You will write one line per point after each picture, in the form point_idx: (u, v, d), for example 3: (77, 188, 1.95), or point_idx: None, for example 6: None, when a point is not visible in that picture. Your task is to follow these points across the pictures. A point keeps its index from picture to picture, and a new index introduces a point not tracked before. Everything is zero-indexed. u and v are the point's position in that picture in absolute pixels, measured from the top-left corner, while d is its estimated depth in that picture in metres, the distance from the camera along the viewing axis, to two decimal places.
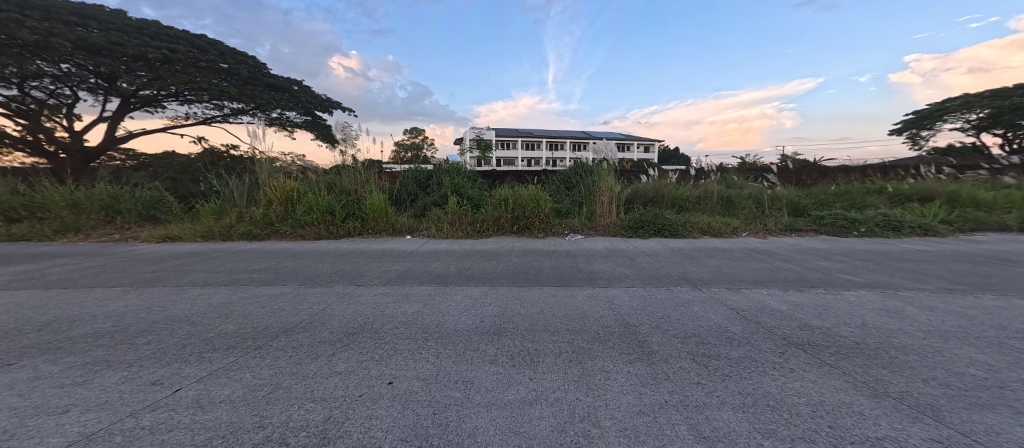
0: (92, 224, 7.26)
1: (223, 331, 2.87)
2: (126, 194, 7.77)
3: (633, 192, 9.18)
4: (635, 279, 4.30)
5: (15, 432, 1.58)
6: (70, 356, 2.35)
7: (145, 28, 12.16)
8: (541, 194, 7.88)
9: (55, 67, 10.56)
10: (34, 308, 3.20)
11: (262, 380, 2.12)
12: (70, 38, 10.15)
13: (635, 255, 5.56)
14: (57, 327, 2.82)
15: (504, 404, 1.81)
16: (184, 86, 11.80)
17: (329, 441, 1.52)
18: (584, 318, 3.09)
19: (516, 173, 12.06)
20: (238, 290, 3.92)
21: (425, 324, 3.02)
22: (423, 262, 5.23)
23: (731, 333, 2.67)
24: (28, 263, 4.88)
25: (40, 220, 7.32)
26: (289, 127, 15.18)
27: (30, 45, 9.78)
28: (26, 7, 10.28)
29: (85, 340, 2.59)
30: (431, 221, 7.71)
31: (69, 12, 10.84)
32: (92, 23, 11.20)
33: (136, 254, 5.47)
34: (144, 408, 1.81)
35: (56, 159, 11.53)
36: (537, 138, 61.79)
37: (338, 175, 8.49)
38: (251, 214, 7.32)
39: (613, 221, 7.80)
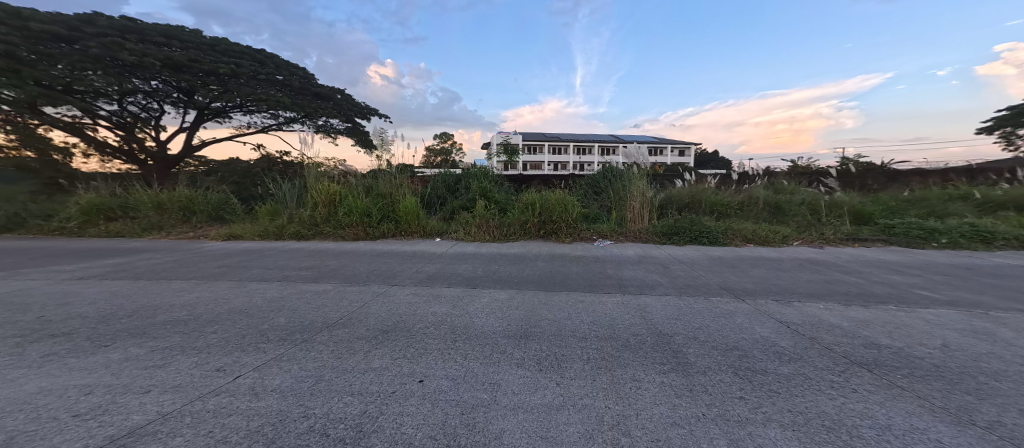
0: (170, 222, 8.15)
1: (275, 323, 3.13)
2: (199, 197, 8.67)
3: (665, 197, 8.90)
4: (670, 287, 4.17)
5: (108, 407, 1.83)
6: (153, 341, 2.67)
7: (217, 45, 13.36)
8: (570, 199, 7.86)
9: (146, 84, 12.03)
10: (126, 296, 3.67)
11: (307, 372, 2.30)
12: (158, 58, 11.50)
13: (669, 263, 5.38)
14: (142, 314, 3.21)
15: (529, 407, 1.84)
16: (247, 98, 12.97)
17: (364, 435, 1.62)
18: (614, 325, 3.05)
19: (544, 177, 12.09)
20: (288, 286, 4.26)
21: (454, 325, 3.12)
22: (454, 265, 5.37)
23: (780, 348, 2.53)
24: (120, 257, 5.57)
25: (130, 219, 8.30)
26: (334, 134, 16.20)
27: (128, 65, 11.20)
28: (125, 31, 11.78)
29: (164, 327, 2.93)
30: (459, 225, 7.89)
31: (157, 33, 12.27)
32: (175, 42, 12.46)
33: (206, 251, 6.09)
34: (209, 393, 2.03)
35: (146, 166, 13.13)
36: (566, 142, 61.36)
37: (375, 179, 8.94)
38: (299, 216, 7.87)
39: (645, 227, 7.60)
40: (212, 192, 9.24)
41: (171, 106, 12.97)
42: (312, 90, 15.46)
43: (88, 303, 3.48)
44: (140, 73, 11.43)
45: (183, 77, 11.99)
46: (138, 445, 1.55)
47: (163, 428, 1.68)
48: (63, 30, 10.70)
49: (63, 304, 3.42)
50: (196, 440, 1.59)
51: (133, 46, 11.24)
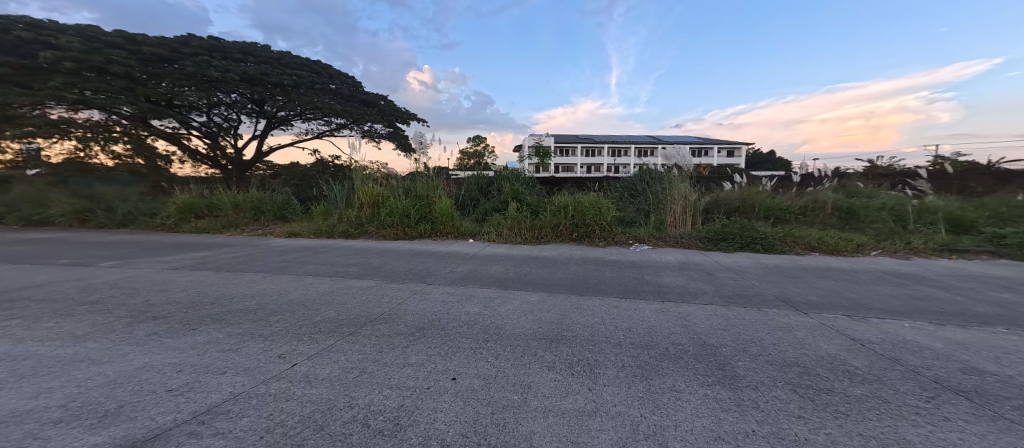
0: (244, 221, 9.06)
1: (327, 316, 3.38)
2: (267, 198, 9.57)
3: (710, 201, 8.43)
4: (716, 296, 3.95)
5: (193, 385, 2.09)
6: (229, 326, 3.00)
7: (282, 58, 14.70)
8: (605, 202, 7.70)
9: (228, 97, 13.50)
10: (209, 285, 4.16)
11: (352, 363, 2.46)
12: (237, 73, 12.86)
13: (715, 271, 5.09)
14: (221, 302, 3.61)
15: (560, 411, 1.84)
16: (307, 106, 14.10)
17: (401, 428, 1.71)
18: (652, 332, 2.96)
19: (576, 180, 11.95)
20: (337, 281, 4.58)
21: (485, 326, 3.18)
22: (487, 266, 5.46)
23: (851, 367, 2.31)
24: (205, 251, 6.29)
25: (214, 217, 9.32)
26: (378, 139, 17.11)
27: (213, 80, 12.62)
28: (212, 49, 13.31)
29: (238, 314, 3.28)
30: (491, 226, 8.00)
31: (235, 50, 13.71)
32: (250, 58, 13.93)
33: (270, 247, 6.71)
34: (271, 378, 2.24)
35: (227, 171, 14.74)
36: (602, 144, 60.01)
37: (414, 181, 9.31)
38: (346, 216, 8.41)
39: (687, 232, 7.27)
40: (276, 193, 10.14)
41: (246, 116, 14.45)
42: (360, 98, 16.43)
43: (181, 290, 3.99)
44: (223, 87, 12.86)
45: (255, 90, 13.30)
46: (214, 422, 1.75)
47: (234, 408, 1.88)
48: (164, 51, 12.31)
49: (161, 290, 3.95)
50: (259, 421, 1.76)
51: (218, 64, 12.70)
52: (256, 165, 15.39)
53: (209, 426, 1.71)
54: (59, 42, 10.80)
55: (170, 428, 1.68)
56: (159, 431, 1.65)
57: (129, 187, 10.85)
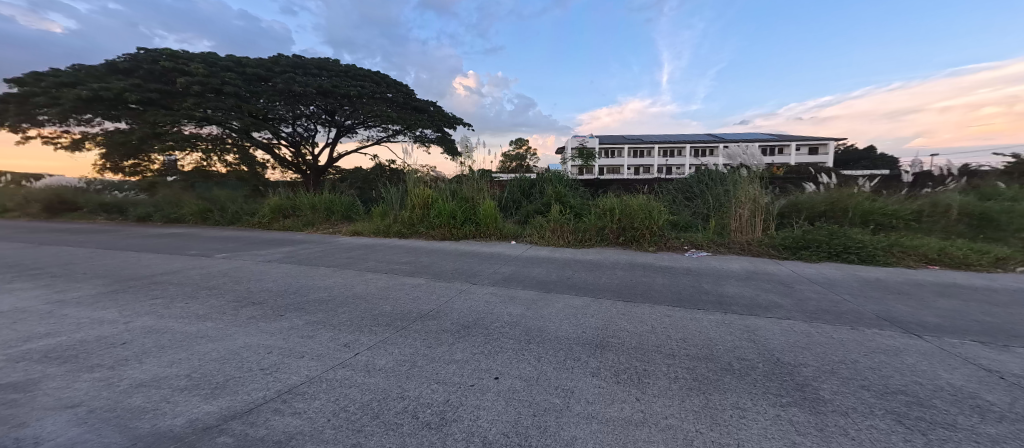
0: (318, 220, 10.03)
1: (383, 310, 3.62)
2: (336, 200, 10.49)
3: (786, 204, 7.66)
4: (792, 311, 3.57)
5: (279, 366, 2.35)
6: (308, 314, 3.35)
7: (350, 71, 16.01)
8: (656, 205, 7.35)
9: (309, 109, 15.06)
10: (291, 277, 4.67)
11: (405, 356, 2.60)
12: (315, 87, 14.29)
13: (793, 282, 4.61)
14: (301, 292, 4.05)
15: (604, 419, 1.79)
16: (370, 115, 15.21)
17: (446, 422, 1.77)
18: (710, 345, 2.76)
19: (623, 181, 11.53)
20: (393, 277, 4.87)
21: (528, 327, 3.19)
22: (530, 268, 5.46)
23: (980, 402, 1.97)
24: (287, 246, 7.06)
25: (296, 217, 10.39)
26: (428, 143, 17.94)
27: (296, 94, 14.14)
28: (296, 67, 14.97)
29: (314, 304, 3.65)
30: (533, 229, 7.98)
31: (312, 66, 15.23)
32: (324, 72, 15.38)
33: (338, 244, 7.34)
34: (339, 364, 2.45)
35: (307, 175, 16.38)
36: (653, 143, 57.17)
37: (460, 184, 9.62)
38: (400, 217, 8.93)
39: (757, 239, 6.67)
40: (344, 195, 11.07)
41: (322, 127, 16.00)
42: (412, 105, 17.34)
43: (270, 280, 4.54)
44: (303, 100, 14.36)
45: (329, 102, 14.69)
46: (293, 401, 1.95)
47: (309, 390, 2.09)
48: (262, 71, 14.13)
49: (256, 279, 4.53)
50: (328, 405, 1.93)
51: (301, 80, 14.25)
52: (329, 171, 16.97)
53: (290, 405, 1.91)
54: (184, 68, 12.89)
55: (260, 403, 1.91)
56: (253, 406, 1.88)
57: (235, 190, 12.51)
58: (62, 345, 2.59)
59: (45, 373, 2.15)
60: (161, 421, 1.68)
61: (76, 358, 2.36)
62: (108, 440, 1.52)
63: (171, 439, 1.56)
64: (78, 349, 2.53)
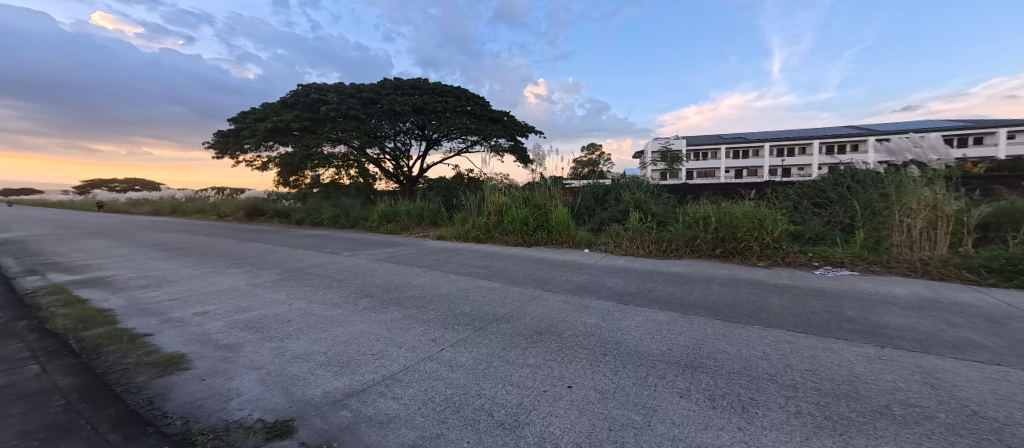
0: (410, 225, 11.20)
1: (464, 310, 3.83)
2: (423, 207, 11.54)
3: (993, 213, 5.96)
4: (1007, 354, 2.71)
5: (384, 353, 2.67)
6: (405, 309, 3.74)
7: (438, 88, 17.46)
8: (767, 212, 6.43)
9: (407, 126, 16.79)
10: (389, 275, 5.29)
11: (482, 356, 2.71)
12: (410, 105, 15.93)
13: (1004, 319, 3.48)
14: (400, 288, 4.55)
15: (694, 443, 1.62)
16: (458, 128, 16.37)
17: (519, 424, 1.79)
18: (849, 381, 2.29)
19: (720, 187, 10.39)
20: (471, 280, 5.15)
21: (604, 338, 3.06)
22: (604, 278, 5.26)
23: None
24: (387, 248, 8.01)
25: (394, 222, 11.71)
26: (502, 153, 18.55)
27: (399, 112, 15.84)
28: (396, 89, 16.92)
29: (410, 300, 4.06)
30: (609, 237, 7.68)
31: (408, 86, 17.04)
32: (417, 91, 17.05)
33: (425, 247, 8.04)
34: (429, 357, 2.67)
35: (404, 185, 18.33)
36: (749, 143, 50.47)
37: (532, 191, 9.73)
38: (478, 223, 9.39)
39: (939, 256, 5.26)
40: (430, 203, 12.09)
41: (415, 141, 17.60)
42: (488, 116, 18.17)
43: (374, 276, 5.21)
44: (403, 117, 16.09)
45: (420, 118, 16.19)
46: (394, 386, 2.19)
47: (406, 377, 2.33)
48: (372, 94, 16.28)
49: (365, 275, 5.25)
50: (419, 394, 2.12)
51: (400, 100, 15.99)
52: (419, 180, 18.71)
53: (391, 390, 2.15)
54: (316, 98, 15.69)
55: (370, 385, 2.20)
56: (365, 386, 2.18)
57: (355, 199, 14.71)
58: (253, 318, 3.54)
59: (243, 339, 3.00)
60: (308, 390, 2.13)
61: (258, 330, 3.21)
62: (276, 401, 2.01)
63: (312, 406, 1.94)
64: (261, 322, 3.41)
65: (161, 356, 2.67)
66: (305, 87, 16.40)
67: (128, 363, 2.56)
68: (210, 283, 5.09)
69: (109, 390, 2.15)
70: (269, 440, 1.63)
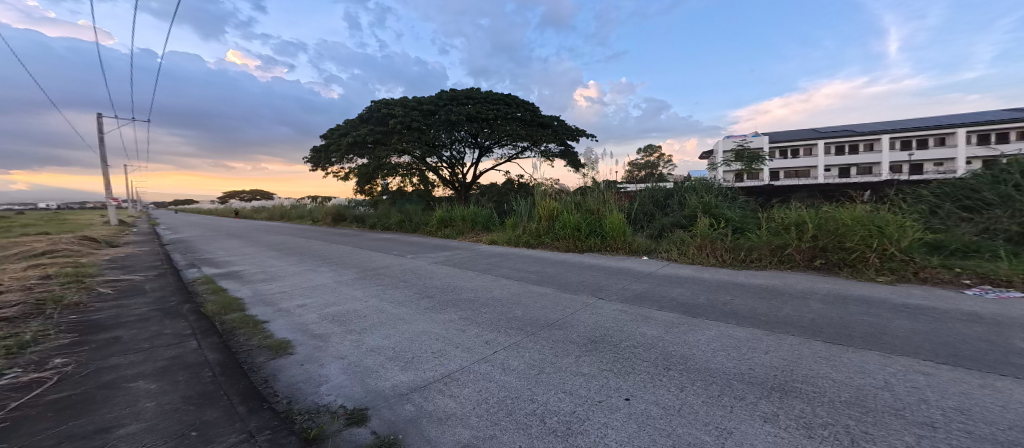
0: (464, 229, 11.64)
1: (516, 314, 3.85)
2: (476, 213, 11.92)
3: None
4: None
5: (443, 352, 2.80)
6: (461, 311, 3.88)
7: (490, 96, 17.89)
8: (891, 217, 5.42)
9: (464, 135, 17.50)
10: (445, 277, 5.53)
11: (534, 361, 2.70)
12: (465, 115, 16.58)
13: None
14: (455, 290, 4.73)
15: None
16: (511, 135, 16.64)
17: (572, 433, 1.75)
18: (1008, 424, 1.74)
19: (819, 190, 9.08)
20: (522, 285, 5.16)
21: (668, 352, 2.86)
22: (665, 287, 4.96)
23: None
24: (444, 251, 8.40)
25: (449, 227, 12.28)
26: (552, 158, 18.46)
27: (456, 122, 16.57)
28: (452, 99, 17.67)
29: (465, 302, 4.19)
30: (671, 244, 7.17)
31: (462, 96, 17.70)
32: (470, 100, 17.64)
33: (479, 251, 8.27)
34: (483, 358, 2.73)
35: (460, 192, 19.06)
36: (836, 137, 44.23)
37: (585, 196, 9.55)
38: (529, 228, 9.44)
39: None
40: (482, 208, 12.42)
41: (468, 149, 18.24)
42: (538, 121, 18.24)
43: (432, 278, 5.49)
44: (462, 126, 16.80)
45: (474, 126, 16.74)
46: (452, 385, 2.27)
47: (462, 377, 2.40)
48: (430, 106, 17.21)
49: (423, 277, 5.56)
50: (474, 394, 2.17)
51: (456, 110, 16.72)
52: (472, 187, 19.32)
53: (449, 388, 2.23)
54: (382, 113, 17.08)
55: (431, 382, 2.31)
56: (427, 382, 2.30)
57: (416, 205, 15.78)
58: (338, 311, 3.96)
59: (332, 329, 3.38)
60: (381, 381, 2.31)
61: (343, 322, 3.58)
62: (355, 389, 2.22)
63: (382, 397, 2.11)
64: (346, 315, 3.79)
65: (272, 341, 3.14)
66: (378, 103, 17.82)
67: (250, 346, 3.06)
68: (297, 279, 5.79)
69: (239, 366, 2.60)
70: (348, 426, 1.81)
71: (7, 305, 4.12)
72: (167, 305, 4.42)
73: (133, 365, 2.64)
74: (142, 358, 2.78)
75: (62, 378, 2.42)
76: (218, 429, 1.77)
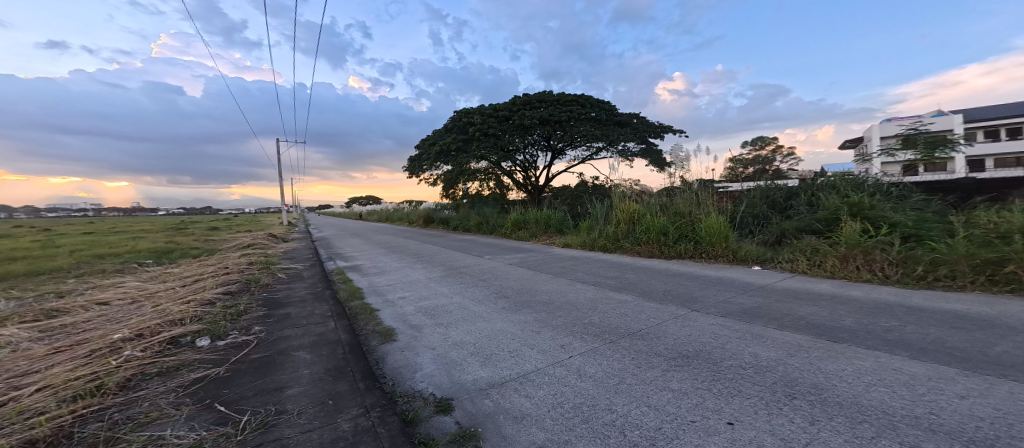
0: (538, 232, 11.75)
1: (593, 320, 3.75)
2: (550, 216, 11.92)
3: None
4: None
5: (520, 352, 2.85)
6: (536, 313, 3.91)
7: (563, 97, 17.69)
8: None
9: (539, 138, 17.65)
10: (522, 279, 5.63)
11: (614, 370, 2.59)
12: (538, 118, 16.73)
13: None
14: (531, 292, 4.80)
15: None
16: (586, 135, 16.21)
17: None
18: None
19: None
20: (600, 290, 4.99)
21: (788, 377, 2.35)
22: (787, 303, 4.10)
23: None
24: (519, 253, 8.56)
25: (524, 229, 12.50)
26: (631, 157, 17.57)
27: (529, 125, 16.76)
28: (525, 102, 17.89)
29: (541, 305, 4.21)
30: (799, 253, 5.88)
31: (535, 99, 17.83)
32: (542, 102, 17.66)
33: (552, 254, 8.24)
34: (560, 362, 2.71)
35: (533, 195, 19.23)
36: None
37: (671, 198, 8.88)
38: (605, 231, 9.13)
39: None
40: (556, 211, 12.37)
41: (541, 152, 18.35)
42: (614, 120, 17.54)
43: (511, 279, 5.63)
44: (537, 129, 16.93)
45: (546, 129, 16.77)
46: (529, 386, 2.31)
47: (539, 379, 2.41)
48: (505, 111, 17.74)
49: (502, 277, 5.76)
50: (550, 397, 2.17)
51: (529, 114, 16.92)
52: (544, 190, 19.39)
53: (526, 388, 2.26)
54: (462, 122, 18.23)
55: (509, 380, 2.38)
56: (506, 380, 2.37)
57: (491, 209, 16.48)
58: (430, 304, 4.33)
59: (425, 322, 3.70)
60: (465, 374, 2.46)
61: (434, 316, 3.89)
62: (443, 379, 2.40)
63: (466, 390, 2.23)
64: (436, 309, 4.12)
65: (383, 327, 3.58)
66: (459, 113, 19.05)
67: (368, 330, 3.56)
68: (395, 274, 6.50)
69: (357, 347, 3.02)
70: (437, 413, 1.96)
71: (229, 282, 5.63)
72: (313, 289, 5.44)
73: (295, 337, 3.30)
74: (301, 332, 3.45)
75: (257, 342, 3.16)
76: (345, 401, 2.07)
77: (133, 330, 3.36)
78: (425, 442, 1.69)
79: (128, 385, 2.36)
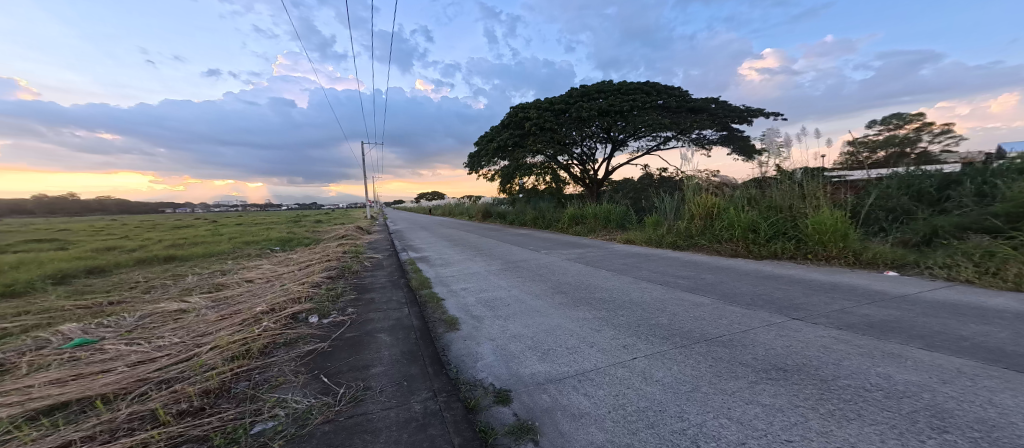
0: (598, 227, 11.32)
1: (661, 322, 3.47)
2: (612, 210, 11.40)
3: None
4: None
5: (580, 350, 2.75)
6: (596, 310, 3.74)
7: (626, 86, 16.77)
8: None
9: (599, 130, 16.92)
10: (582, 275, 5.45)
11: (685, 377, 2.35)
12: (598, 109, 16.07)
13: None
14: (590, 289, 4.61)
15: None
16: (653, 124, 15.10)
17: None
18: None
19: None
20: (670, 290, 4.62)
21: (933, 407, 1.89)
22: (938, 320, 3.30)
23: None
24: (578, 249, 8.31)
25: (581, 224, 12.17)
26: (709, 146, 16.00)
27: (590, 116, 16.15)
28: (583, 93, 17.31)
29: (601, 302, 4.02)
30: (967, 255, 4.68)
31: (595, 90, 17.19)
32: (603, 93, 16.96)
33: (612, 251, 7.88)
34: (622, 363, 2.55)
35: (592, 189, 18.63)
36: None
37: (763, 191, 7.87)
38: (676, 227, 8.48)
39: None
40: (617, 205, 11.82)
41: (600, 143, 17.59)
42: (687, 107, 16.10)
43: (575, 275, 5.47)
44: (600, 121, 16.22)
45: (604, 120, 15.91)
46: (588, 384, 2.20)
47: (599, 378, 2.30)
48: (563, 104, 17.36)
49: (562, 272, 5.64)
50: (610, 397, 2.04)
51: (587, 106, 16.32)
52: (603, 184, 18.68)
53: (585, 386, 2.17)
54: (518, 117, 18.31)
55: (569, 376, 2.30)
56: (565, 376, 2.30)
57: (548, 203, 16.34)
58: (489, 296, 4.42)
59: (485, 313, 3.77)
60: (524, 367, 2.44)
61: (493, 307, 3.95)
62: (502, 370, 2.40)
63: (524, 383, 2.21)
64: (495, 302, 4.18)
65: (448, 316, 3.73)
66: (515, 109, 19.08)
67: (436, 318, 3.75)
68: (457, 266, 6.78)
69: (426, 333, 3.19)
70: (497, 403, 1.97)
71: (330, 268, 6.40)
72: (391, 277, 5.92)
73: (378, 320, 3.59)
74: (382, 315, 3.76)
75: (350, 323, 3.51)
76: (417, 384, 2.18)
77: (269, 304, 3.96)
78: (486, 431, 1.70)
79: (265, 351, 2.78)
